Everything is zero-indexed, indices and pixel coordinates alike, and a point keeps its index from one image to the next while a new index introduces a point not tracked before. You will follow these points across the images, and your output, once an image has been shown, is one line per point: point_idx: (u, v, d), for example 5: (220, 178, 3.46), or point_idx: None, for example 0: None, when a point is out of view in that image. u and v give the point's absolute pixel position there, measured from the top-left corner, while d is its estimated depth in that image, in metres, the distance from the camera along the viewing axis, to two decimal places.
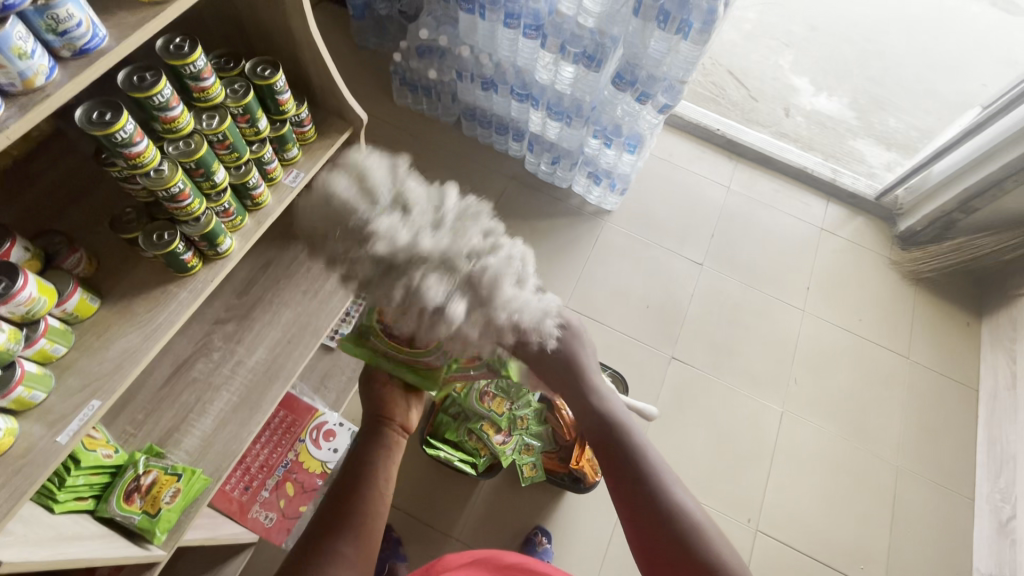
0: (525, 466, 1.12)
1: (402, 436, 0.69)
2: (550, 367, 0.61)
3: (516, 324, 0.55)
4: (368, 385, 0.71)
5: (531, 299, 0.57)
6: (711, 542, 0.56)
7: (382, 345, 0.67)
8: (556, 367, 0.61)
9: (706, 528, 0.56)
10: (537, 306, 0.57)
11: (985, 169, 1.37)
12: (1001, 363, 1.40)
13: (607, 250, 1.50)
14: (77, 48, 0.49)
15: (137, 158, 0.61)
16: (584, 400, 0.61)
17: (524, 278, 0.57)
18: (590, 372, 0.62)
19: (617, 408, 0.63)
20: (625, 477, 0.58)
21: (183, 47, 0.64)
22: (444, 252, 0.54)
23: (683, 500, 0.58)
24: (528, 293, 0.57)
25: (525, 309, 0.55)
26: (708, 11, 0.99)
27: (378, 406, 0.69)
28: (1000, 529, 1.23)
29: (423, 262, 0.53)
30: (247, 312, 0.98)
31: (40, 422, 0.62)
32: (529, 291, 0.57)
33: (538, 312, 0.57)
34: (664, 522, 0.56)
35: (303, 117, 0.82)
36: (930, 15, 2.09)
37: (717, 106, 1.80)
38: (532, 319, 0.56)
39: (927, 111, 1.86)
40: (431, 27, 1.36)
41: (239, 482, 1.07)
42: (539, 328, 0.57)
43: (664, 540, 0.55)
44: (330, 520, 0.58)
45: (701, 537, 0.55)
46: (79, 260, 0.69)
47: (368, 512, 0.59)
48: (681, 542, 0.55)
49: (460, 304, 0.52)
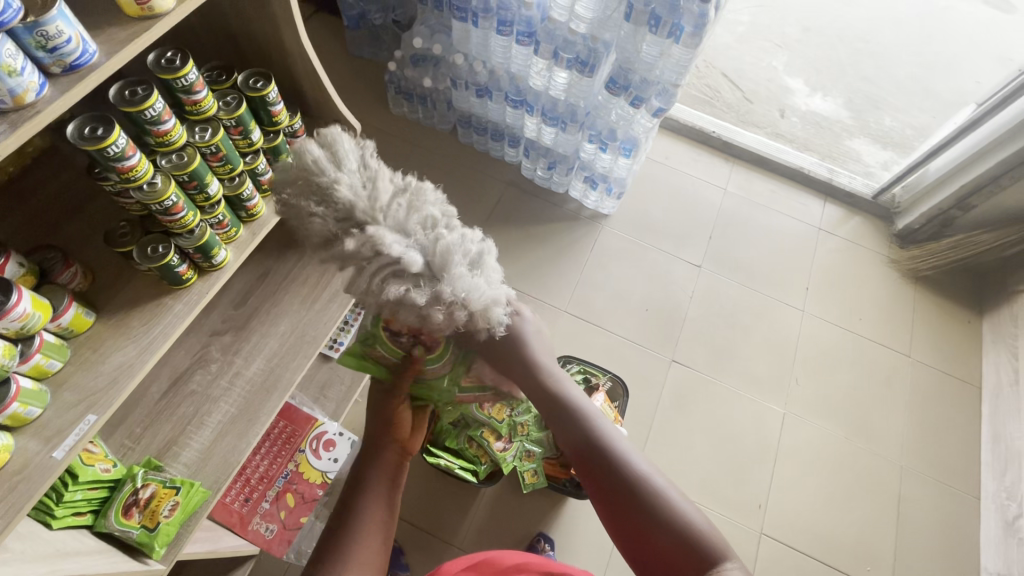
0: (526, 472, 1.11)
1: (407, 458, 0.68)
2: (500, 361, 0.59)
3: (460, 313, 0.49)
4: (377, 399, 0.68)
5: (483, 284, 0.50)
6: (678, 507, 0.57)
7: (386, 354, 0.63)
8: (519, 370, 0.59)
9: (672, 496, 0.57)
10: (487, 292, 0.49)
11: (981, 166, 1.37)
12: (1003, 360, 1.39)
13: (605, 254, 1.50)
14: (67, 65, 0.50)
15: (129, 172, 0.61)
16: (538, 391, 0.60)
17: (480, 263, 0.50)
18: (542, 360, 0.59)
19: (572, 390, 0.62)
20: (588, 460, 0.59)
21: (175, 61, 0.65)
22: (400, 228, 0.49)
23: (647, 472, 0.58)
24: (484, 279, 0.50)
25: (471, 296, 0.48)
26: (699, 15, 1.00)
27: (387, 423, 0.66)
28: (1007, 527, 1.22)
29: (375, 238, 0.47)
30: (244, 323, 0.98)
31: (36, 437, 0.62)
32: (480, 278, 0.50)
33: (484, 302, 0.49)
34: (631, 497, 0.57)
35: (296, 128, 0.84)
36: (922, 14, 2.09)
37: (712, 109, 1.81)
38: (483, 308, 0.50)
39: (925, 109, 1.86)
40: (426, 35, 1.37)
41: (239, 494, 1.07)
42: (486, 317, 0.50)
43: (634, 515, 0.56)
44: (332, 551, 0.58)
45: (668, 505, 0.57)
46: (75, 275, 0.69)
47: (369, 545, 0.59)
48: (649, 514, 0.56)
49: (406, 285, 0.47)
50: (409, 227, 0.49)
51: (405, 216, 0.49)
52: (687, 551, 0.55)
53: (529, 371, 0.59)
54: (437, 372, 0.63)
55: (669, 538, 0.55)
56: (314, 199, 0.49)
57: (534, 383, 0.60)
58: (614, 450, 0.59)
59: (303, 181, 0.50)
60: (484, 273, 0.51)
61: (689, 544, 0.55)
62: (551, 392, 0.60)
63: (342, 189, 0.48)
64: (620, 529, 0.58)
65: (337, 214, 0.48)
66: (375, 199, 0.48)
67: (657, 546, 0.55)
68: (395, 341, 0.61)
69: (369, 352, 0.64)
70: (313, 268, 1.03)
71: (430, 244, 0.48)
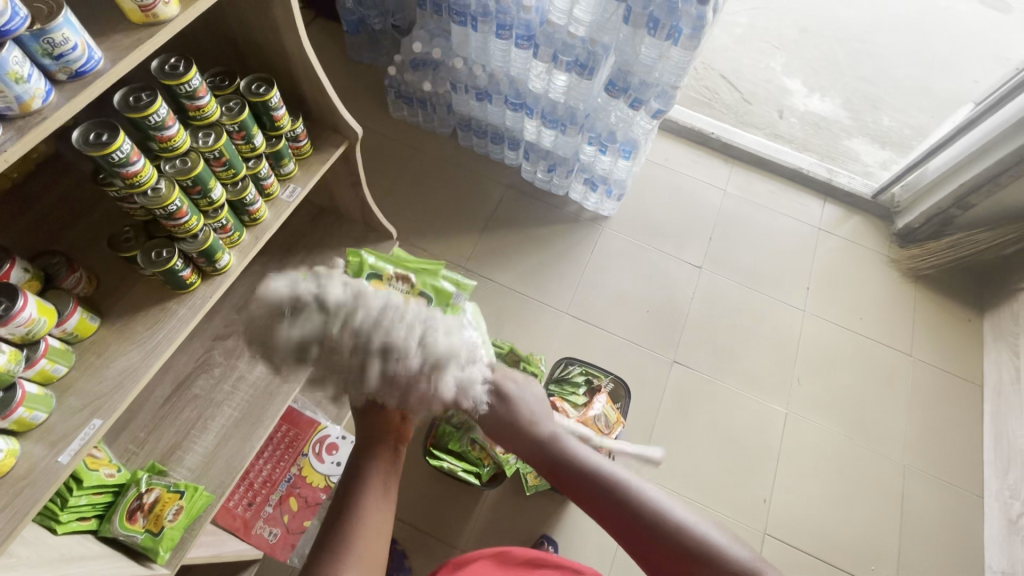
0: (530, 474, 1.12)
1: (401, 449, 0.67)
2: (493, 422, 0.63)
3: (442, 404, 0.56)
4: None
5: (455, 378, 0.55)
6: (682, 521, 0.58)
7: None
8: (502, 431, 0.63)
9: (675, 512, 0.59)
10: (463, 381, 0.56)
11: (981, 164, 1.38)
12: (1005, 358, 1.39)
13: (606, 256, 1.50)
14: (72, 72, 0.50)
15: (134, 178, 0.62)
16: (529, 441, 0.63)
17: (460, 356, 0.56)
18: (521, 419, 0.62)
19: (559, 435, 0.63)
20: (589, 495, 0.61)
21: (178, 67, 0.65)
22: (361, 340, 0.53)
23: (648, 493, 0.60)
24: (461, 367, 0.56)
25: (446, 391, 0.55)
26: (697, 17, 1.00)
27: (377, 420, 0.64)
28: (1010, 525, 1.22)
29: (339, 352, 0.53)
30: (247, 327, 0.98)
31: (41, 442, 0.62)
32: (451, 373, 0.55)
33: (461, 389, 0.56)
34: (635, 520, 0.59)
35: (298, 132, 0.83)
36: (919, 15, 2.10)
37: (711, 110, 1.81)
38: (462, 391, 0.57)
39: (922, 109, 1.87)
40: (425, 39, 1.38)
41: (242, 498, 1.07)
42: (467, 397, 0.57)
43: (643, 534, 0.58)
44: (330, 549, 0.57)
45: (671, 519, 0.58)
46: (79, 279, 0.70)
47: (368, 540, 0.59)
48: (655, 531, 0.58)
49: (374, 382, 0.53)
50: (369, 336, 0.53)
51: (374, 328, 0.53)
52: (697, 561, 0.56)
53: (513, 430, 0.62)
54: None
55: (680, 555, 0.57)
56: (289, 322, 0.54)
57: (525, 435, 0.62)
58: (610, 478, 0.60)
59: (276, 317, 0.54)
60: (461, 365, 0.56)
61: (699, 555, 0.56)
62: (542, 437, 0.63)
63: (315, 316, 0.53)
64: (632, 546, 0.60)
65: (313, 334, 0.53)
66: (349, 317, 0.53)
67: (669, 561, 0.57)
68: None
69: None
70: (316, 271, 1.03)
71: (403, 354, 0.52)
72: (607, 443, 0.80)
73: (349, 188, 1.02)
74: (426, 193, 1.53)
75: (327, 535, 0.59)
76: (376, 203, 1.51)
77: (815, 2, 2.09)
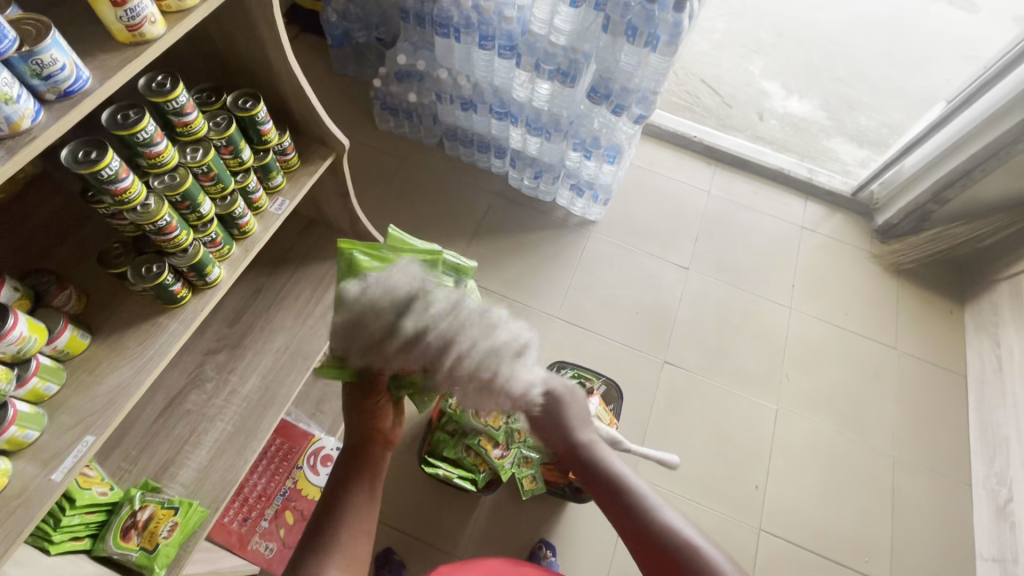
0: (525, 479, 1.11)
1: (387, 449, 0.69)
2: (543, 421, 0.67)
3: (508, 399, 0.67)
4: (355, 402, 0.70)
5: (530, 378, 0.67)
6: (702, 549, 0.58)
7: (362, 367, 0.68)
8: (545, 419, 0.67)
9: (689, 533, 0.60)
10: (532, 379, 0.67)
11: (953, 160, 1.42)
12: (986, 348, 1.43)
13: (594, 259, 1.52)
14: (61, 91, 0.51)
15: (123, 194, 0.62)
16: (569, 444, 0.66)
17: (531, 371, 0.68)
18: (569, 421, 0.67)
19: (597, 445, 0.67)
20: (619, 506, 0.62)
21: (165, 85, 0.66)
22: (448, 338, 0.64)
23: (671, 518, 0.61)
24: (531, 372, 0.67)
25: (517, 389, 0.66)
26: (674, 24, 1.03)
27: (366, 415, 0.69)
28: (999, 512, 1.24)
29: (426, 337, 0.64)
30: (238, 341, 0.98)
31: (33, 461, 0.62)
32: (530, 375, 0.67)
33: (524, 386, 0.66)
34: (654, 538, 0.59)
35: (286, 145, 0.84)
36: (890, 17, 2.17)
37: (692, 114, 1.85)
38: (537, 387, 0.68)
39: (897, 108, 1.92)
40: (410, 51, 1.40)
41: (237, 514, 1.07)
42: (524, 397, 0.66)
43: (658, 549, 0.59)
44: (316, 546, 0.58)
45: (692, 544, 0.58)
46: (69, 297, 0.70)
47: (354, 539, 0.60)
48: (673, 552, 0.58)
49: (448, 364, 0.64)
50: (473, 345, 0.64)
51: (470, 329, 0.65)
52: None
53: (557, 426, 0.67)
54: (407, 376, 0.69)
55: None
56: (399, 320, 0.64)
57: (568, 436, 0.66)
58: (638, 494, 0.63)
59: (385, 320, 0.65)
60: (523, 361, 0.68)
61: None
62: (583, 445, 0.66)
63: (416, 315, 0.65)
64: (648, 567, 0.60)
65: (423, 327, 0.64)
66: (438, 324, 0.65)
67: None
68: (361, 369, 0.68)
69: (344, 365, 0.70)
70: (306, 283, 1.04)
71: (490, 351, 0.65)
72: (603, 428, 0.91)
73: (336, 199, 1.03)
74: (414, 202, 1.54)
75: (310, 540, 0.59)
76: (365, 214, 1.52)
77: (789, 7, 2.14)
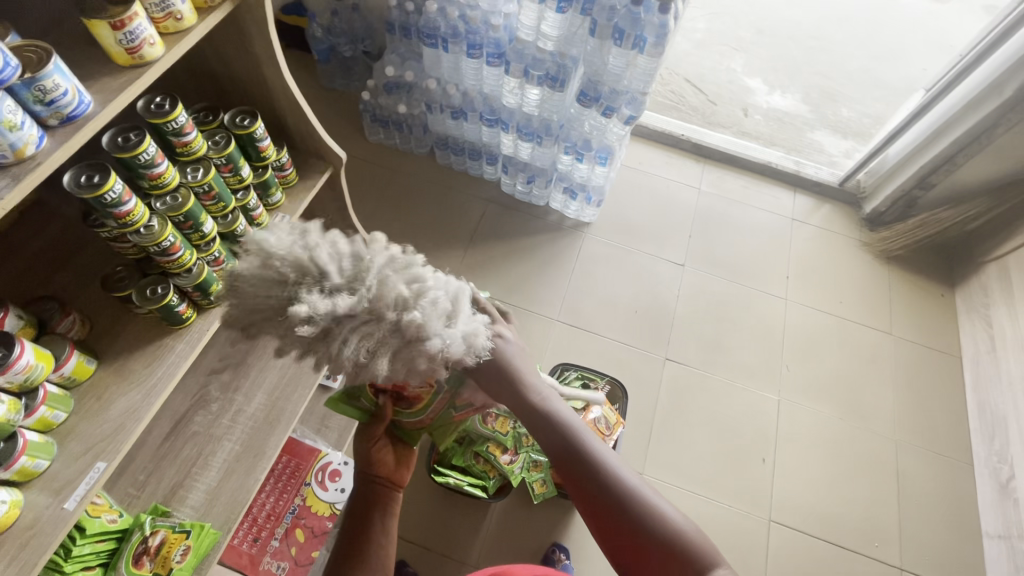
0: (536, 482, 1.13)
1: (396, 491, 0.71)
2: (487, 380, 0.57)
3: (442, 363, 0.45)
4: (357, 446, 0.70)
5: (457, 335, 0.45)
6: (664, 513, 0.60)
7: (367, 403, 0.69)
8: (490, 373, 0.57)
9: (657, 503, 0.61)
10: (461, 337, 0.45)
11: (934, 148, 1.45)
12: (979, 329, 1.45)
13: (590, 261, 1.53)
14: (64, 116, 0.51)
15: (126, 217, 0.62)
16: (529, 413, 0.60)
17: (455, 309, 0.46)
18: (527, 386, 0.59)
19: (562, 412, 0.62)
20: (581, 474, 0.61)
21: (164, 105, 0.66)
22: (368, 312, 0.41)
23: (629, 482, 0.61)
24: (437, 321, 0.43)
25: (452, 348, 0.45)
26: (660, 25, 1.05)
27: (363, 462, 0.69)
28: (1002, 490, 1.25)
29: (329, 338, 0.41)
30: (242, 359, 0.98)
31: (44, 491, 0.61)
32: (454, 329, 0.45)
33: (463, 345, 0.46)
34: (614, 506, 0.60)
35: (284, 161, 0.84)
36: (864, 11, 2.22)
37: (679, 113, 1.87)
38: (454, 353, 0.45)
39: (877, 98, 1.96)
40: (397, 63, 1.43)
41: (247, 535, 1.06)
42: (472, 349, 0.47)
43: (624, 524, 0.59)
44: None
45: (654, 512, 0.60)
46: (73, 323, 0.69)
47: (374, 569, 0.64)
48: (639, 525, 0.59)
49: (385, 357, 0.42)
50: (379, 315, 0.41)
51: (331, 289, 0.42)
52: (672, 555, 0.58)
53: (513, 391, 0.58)
54: (425, 417, 0.69)
55: (654, 548, 0.59)
56: (268, 321, 0.42)
57: (524, 406, 0.59)
58: (602, 464, 0.61)
59: (245, 304, 0.43)
60: (424, 284, 0.43)
61: (674, 547, 0.58)
62: (545, 419, 0.60)
63: (302, 296, 0.41)
64: (610, 536, 0.61)
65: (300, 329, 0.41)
66: (332, 300, 0.41)
67: (642, 551, 0.59)
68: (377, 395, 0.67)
69: (352, 401, 0.70)
70: None
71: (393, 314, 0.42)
72: (555, 413, 0.61)
73: (334, 212, 1.03)
74: (408, 212, 1.54)
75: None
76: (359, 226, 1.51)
77: (767, 6, 2.19)
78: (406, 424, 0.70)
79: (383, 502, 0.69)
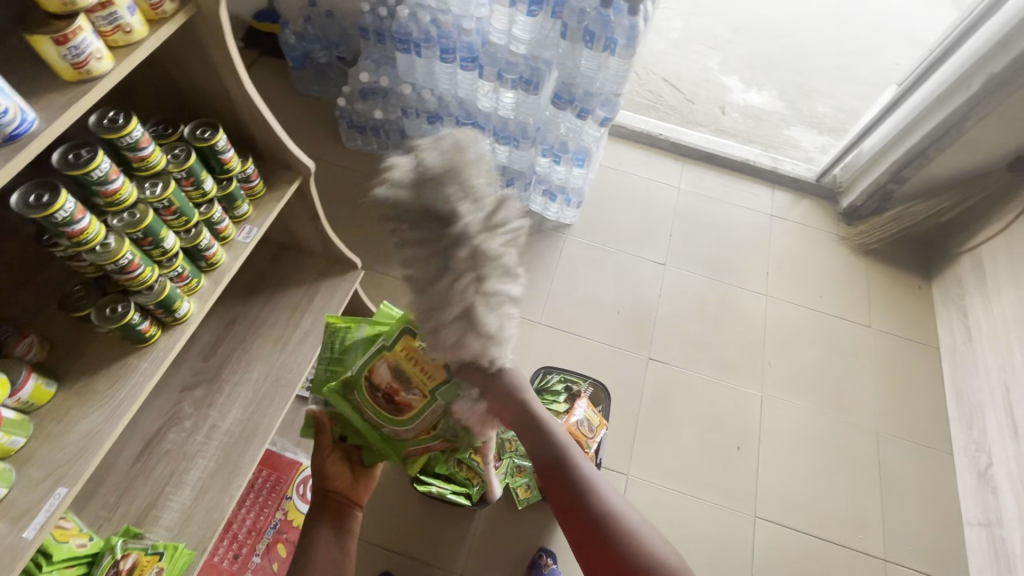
0: (519, 487, 1.16)
1: (348, 503, 0.79)
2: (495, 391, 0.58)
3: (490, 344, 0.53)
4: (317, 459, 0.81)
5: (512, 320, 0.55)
6: (653, 545, 0.60)
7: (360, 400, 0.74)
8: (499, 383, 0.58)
9: (646, 534, 0.60)
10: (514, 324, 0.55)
11: (907, 142, 1.47)
12: (955, 319, 1.47)
13: (571, 262, 1.53)
14: (5, 135, 0.49)
15: (80, 235, 0.60)
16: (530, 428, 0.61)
17: None
18: (531, 401, 0.60)
19: (559, 433, 0.63)
20: (574, 497, 0.60)
21: (117, 120, 0.64)
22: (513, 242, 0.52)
23: (620, 510, 0.61)
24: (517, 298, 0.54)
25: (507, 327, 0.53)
26: (630, 27, 1.05)
27: (321, 477, 0.81)
28: (980, 477, 1.27)
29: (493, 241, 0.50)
30: (216, 374, 0.96)
31: (4, 519, 0.60)
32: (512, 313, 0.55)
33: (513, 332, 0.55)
34: (604, 535, 0.59)
35: (249, 172, 0.83)
36: (837, 9, 2.25)
37: (657, 112, 1.88)
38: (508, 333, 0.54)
39: (851, 94, 1.98)
40: (372, 69, 1.43)
41: (227, 552, 1.04)
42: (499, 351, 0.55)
43: (612, 552, 0.58)
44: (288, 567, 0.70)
45: (643, 543, 0.59)
46: (31, 344, 0.67)
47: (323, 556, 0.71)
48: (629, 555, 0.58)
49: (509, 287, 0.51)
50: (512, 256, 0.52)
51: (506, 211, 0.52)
52: None
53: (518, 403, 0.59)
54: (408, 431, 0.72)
55: None
56: (462, 198, 0.49)
57: (527, 418, 0.61)
58: (595, 489, 0.61)
59: (450, 172, 0.49)
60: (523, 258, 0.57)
61: None
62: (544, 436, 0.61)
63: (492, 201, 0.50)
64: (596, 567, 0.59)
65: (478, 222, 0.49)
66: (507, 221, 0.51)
67: None
68: (373, 393, 0.72)
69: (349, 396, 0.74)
70: (280, 309, 1.03)
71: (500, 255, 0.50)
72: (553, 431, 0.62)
73: (307, 223, 1.02)
74: None
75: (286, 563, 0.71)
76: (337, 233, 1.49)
77: (741, 5, 2.21)
78: (390, 434, 0.74)
79: (337, 509, 0.77)
